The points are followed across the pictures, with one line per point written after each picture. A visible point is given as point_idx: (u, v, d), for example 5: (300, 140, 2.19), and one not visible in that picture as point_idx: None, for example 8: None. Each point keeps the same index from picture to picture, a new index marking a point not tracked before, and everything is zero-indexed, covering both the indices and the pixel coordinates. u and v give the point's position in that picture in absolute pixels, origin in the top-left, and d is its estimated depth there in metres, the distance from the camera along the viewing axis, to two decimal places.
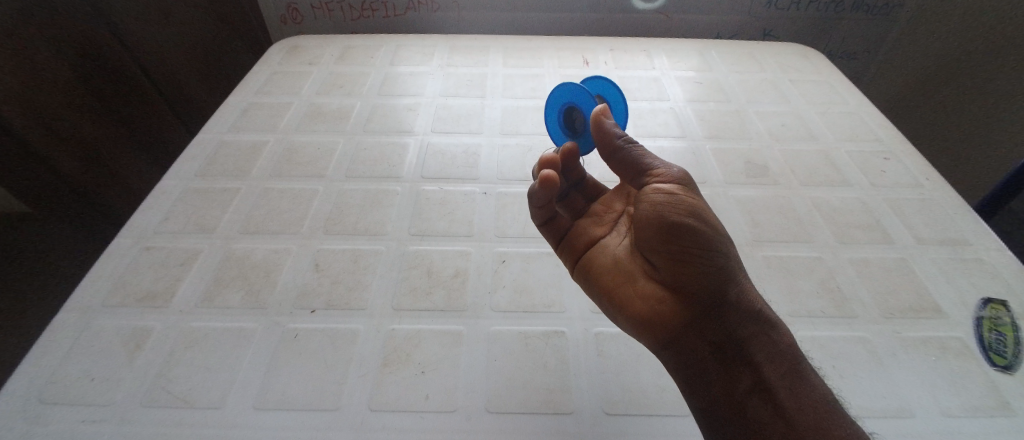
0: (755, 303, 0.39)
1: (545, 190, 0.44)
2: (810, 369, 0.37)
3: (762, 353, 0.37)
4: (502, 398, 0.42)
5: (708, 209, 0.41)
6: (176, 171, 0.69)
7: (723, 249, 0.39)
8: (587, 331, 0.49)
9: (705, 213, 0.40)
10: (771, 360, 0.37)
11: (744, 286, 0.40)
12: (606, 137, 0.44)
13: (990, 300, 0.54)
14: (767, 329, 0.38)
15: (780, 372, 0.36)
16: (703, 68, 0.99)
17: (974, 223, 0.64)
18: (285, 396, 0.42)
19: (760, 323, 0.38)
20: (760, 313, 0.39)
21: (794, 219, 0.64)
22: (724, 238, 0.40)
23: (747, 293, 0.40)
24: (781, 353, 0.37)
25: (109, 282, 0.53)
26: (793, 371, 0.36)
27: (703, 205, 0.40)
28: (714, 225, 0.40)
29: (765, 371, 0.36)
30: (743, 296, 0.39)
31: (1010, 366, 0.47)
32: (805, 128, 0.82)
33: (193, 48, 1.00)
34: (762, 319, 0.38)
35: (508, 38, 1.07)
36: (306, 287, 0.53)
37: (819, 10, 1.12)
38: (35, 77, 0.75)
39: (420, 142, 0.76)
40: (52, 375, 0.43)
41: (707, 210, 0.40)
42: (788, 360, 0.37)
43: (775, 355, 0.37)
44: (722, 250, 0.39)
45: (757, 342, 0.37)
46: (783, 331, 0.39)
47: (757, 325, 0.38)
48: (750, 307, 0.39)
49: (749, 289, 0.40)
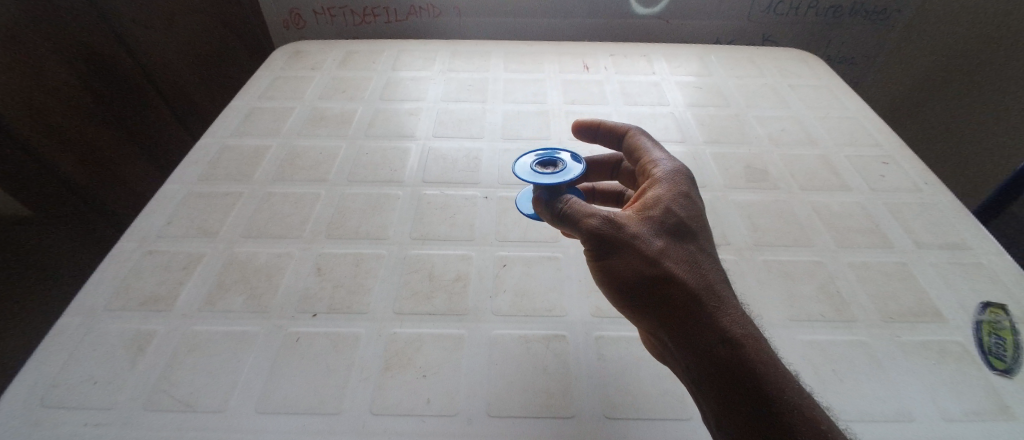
0: (727, 356, 0.31)
1: None
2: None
3: (743, 423, 0.30)
4: (503, 402, 0.42)
5: (634, 262, 0.34)
6: (180, 175, 0.70)
7: (663, 299, 0.33)
8: (588, 335, 0.49)
9: (631, 265, 0.34)
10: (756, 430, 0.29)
11: (707, 335, 0.32)
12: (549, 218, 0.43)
13: (989, 303, 0.54)
14: (751, 389, 0.30)
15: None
16: (703, 73, 0.99)
17: (974, 227, 0.64)
18: (286, 399, 0.42)
19: (737, 382, 0.30)
20: (733, 370, 0.30)
21: (794, 223, 0.65)
22: (660, 281, 0.33)
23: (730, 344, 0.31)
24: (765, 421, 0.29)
25: (112, 285, 0.53)
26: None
27: (625, 259, 0.35)
28: (642, 271, 0.34)
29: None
30: (707, 350, 0.31)
31: (1009, 370, 0.47)
32: (804, 132, 0.82)
33: (196, 53, 1.01)
34: (738, 377, 0.30)
35: (510, 43, 1.08)
36: (308, 291, 0.53)
37: (818, 16, 1.13)
38: (37, 81, 0.75)
39: (422, 147, 0.77)
40: (55, 378, 0.44)
41: (637, 259, 0.34)
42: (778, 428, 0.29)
43: (765, 425, 0.29)
44: (663, 302, 0.34)
45: (736, 409, 0.30)
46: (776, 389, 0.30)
47: (732, 387, 0.30)
48: (720, 364, 0.31)
49: (720, 332, 0.32)
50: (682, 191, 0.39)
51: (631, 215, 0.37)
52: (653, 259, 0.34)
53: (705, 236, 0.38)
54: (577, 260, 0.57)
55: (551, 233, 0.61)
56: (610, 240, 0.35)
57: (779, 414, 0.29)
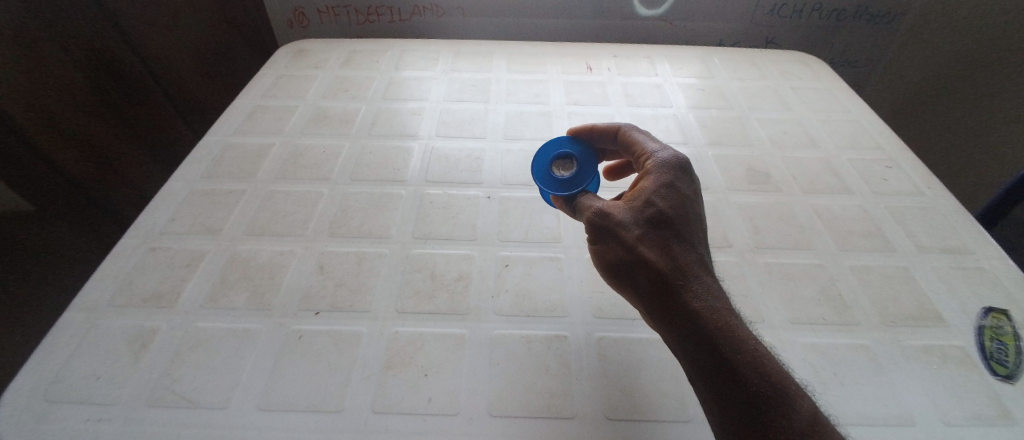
0: (693, 334, 0.34)
1: None
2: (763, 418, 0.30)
3: (709, 390, 0.33)
4: (503, 402, 0.42)
5: (614, 248, 0.38)
6: (183, 173, 0.70)
7: (638, 282, 0.37)
8: (589, 335, 0.49)
9: (612, 252, 0.38)
10: (719, 396, 0.33)
11: (678, 314, 0.35)
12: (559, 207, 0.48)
13: (991, 308, 0.54)
14: (714, 362, 0.33)
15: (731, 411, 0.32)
16: (706, 75, 0.99)
17: (976, 232, 0.64)
18: (288, 397, 0.42)
19: (702, 355, 0.33)
20: (699, 346, 0.33)
21: (796, 226, 0.65)
22: (636, 267, 0.37)
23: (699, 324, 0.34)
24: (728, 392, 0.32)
25: (115, 282, 0.54)
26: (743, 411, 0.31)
27: (607, 246, 0.38)
28: (621, 257, 0.37)
29: (715, 408, 0.33)
30: (678, 326, 0.35)
31: (1011, 375, 0.47)
32: (806, 135, 0.82)
33: (199, 51, 1.01)
34: (703, 351, 0.33)
35: (513, 44, 1.08)
36: (310, 290, 0.53)
37: (821, 19, 1.13)
38: (41, 78, 0.75)
39: (424, 146, 0.77)
40: (58, 374, 0.44)
41: (617, 246, 0.38)
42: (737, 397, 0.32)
43: (727, 394, 0.32)
44: (639, 285, 0.37)
45: (703, 377, 0.33)
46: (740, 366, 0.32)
47: (699, 360, 0.34)
48: (689, 340, 0.34)
49: (689, 312, 0.34)
50: (666, 182, 0.40)
51: (618, 204, 0.40)
52: (630, 245, 0.37)
53: (688, 222, 0.38)
54: (579, 261, 0.58)
55: (553, 234, 0.61)
56: (596, 229, 0.39)
57: (741, 386, 0.32)
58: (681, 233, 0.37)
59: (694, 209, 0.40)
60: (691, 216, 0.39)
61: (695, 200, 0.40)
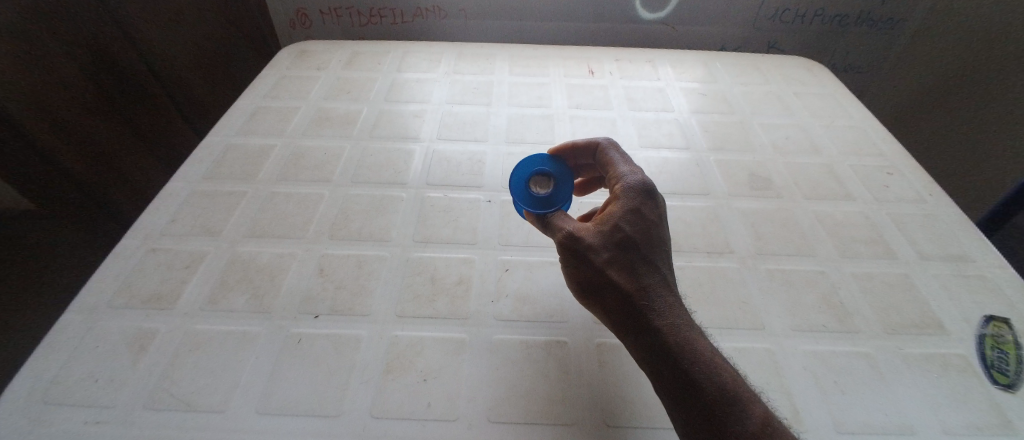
0: (659, 354, 0.35)
1: None
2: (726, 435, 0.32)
3: (674, 405, 0.34)
4: (503, 408, 0.42)
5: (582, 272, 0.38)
6: (184, 173, 0.70)
7: (607, 304, 0.37)
8: (589, 341, 0.49)
9: (580, 275, 0.38)
10: (683, 413, 0.34)
11: (645, 334, 0.35)
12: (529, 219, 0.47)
13: (992, 317, 0.54)
14: (679, 381, 0.34)
15: (694, 429, 0.33)
16: (708, 80, 0.99)
17: (977, 239, 0.64)
18: (287, 400, 0.42)
19: (668, 374, 0.34)
20: (664, 366, 0.34)
21: (797, 232, 0.65)
22: (605, 290, 0.37)
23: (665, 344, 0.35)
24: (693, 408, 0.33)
25: (115, 283, 0.54)
26: (705, 429, 0.32)
27: (575, 269, 0.38)
28: (590, 280, 0.38)
29: (679, 424, 0.34)
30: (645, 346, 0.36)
31: (1011, 384, 0.47)
32: (808, 141, 0.82)
33: (202, 52, 1.02)
34: (670, 369, 0.34)
35: (515, 46, 1.08)
36: (310, 292, 0.53)
37: (824, 24, 1.13)
38: (42, 75, 0.75)
39: (426, 149, 0.77)
40: (57, 375, 0.44)
41: (585, 270, 0.38)
42: (700, 415, 0.33)
43: (691, 411, 0.33)
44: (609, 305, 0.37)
45: (669, 394, 0.35)
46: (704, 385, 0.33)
47: (665, 377, 0.35)
48: (655, 359, 0.35)
49: (655, 333, 0.35)
50: (635, 204, 0.39)
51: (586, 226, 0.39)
52: (598, 268, 0.37)
53: (654, 244, 0.38)
54: None
55: (553, 238, 0.61)
56: (563, 252, 0.39)
57: (704, 405, 0.32)
58: (647, 255, 0.37)
59: (662, 228, 0.40)
60: (658, 236, 0.39)
61: (662, 220, 0.40)
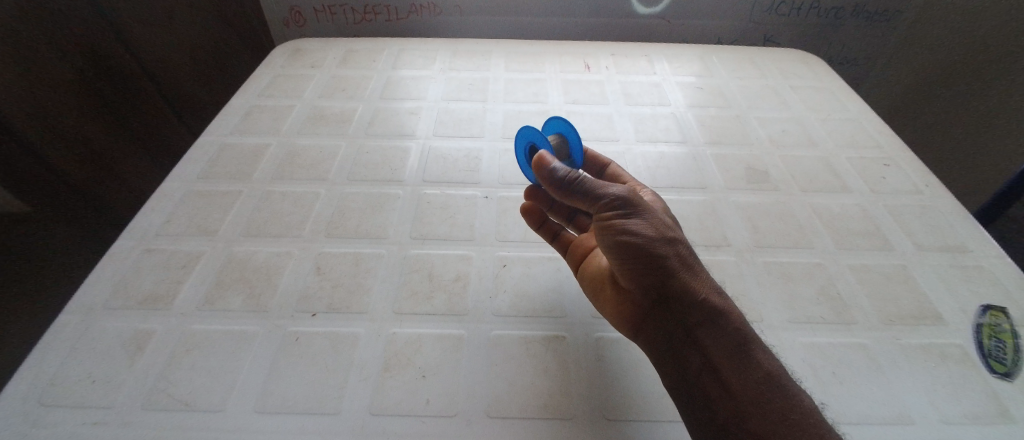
0: (721, 307, 0.37)
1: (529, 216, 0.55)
2: (782, 381, 0.35)
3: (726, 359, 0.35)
4: (503, 403, 0.42)
5: (655, 223, 0.38)
6: (179, 173, 0.70)
7: (679, 257, 0.37)
8: (588, 336, 0.49)
9: (655, 225, 0.37)
10: (741, 368, 0.35)
11: (709, 289, 0.37)
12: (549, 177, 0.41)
13: (990, 307, 0.54)
14: (737, 336, 0.36)
15: (752, 383, 0.34)
16: (705, 74, 0.99)
17: (974, 230, 0.64)
18: (286, 399, 0.42)
19: (727, 328, 0.36)
20: (725, 320, 0.36)
21: (795, 225, 0.65)
22: (675, 243, 0.37)
23: (723, 300, 0.38)
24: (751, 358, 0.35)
25: (112, 283, 0.53)
26: (766, 377, 0.34)
27: (648, 221, 0.37)
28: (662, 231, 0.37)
29: (731, 382, 0.34)
30: (707, 302, 0.36)
31: (1009, 373, 0.47)
32: (805, 134, 0.82)
33: (197, 52, 1.01)
34: (730, 321, 0.36)
35: (511, 43, 1.07)
36: (307, 290, 0.53)
37: (820, 16, 1.13)
38: (37, 78, 0.75)
39: (422, 146, 0.77)
40: (53, 378, 0.43)
41: (658, 222, 0.38)
42: (758, 365, 0.35)
43: (746, 365, 0.35)
44: (679, 257, 0.37)
45: (723, 353, 0.35)
46: (752, 340, 0.37)
47: (721, 331, 0.36)
48: (718, 313, 0.36)
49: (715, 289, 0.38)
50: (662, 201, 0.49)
51: None
52: (668, 225, 0.39)
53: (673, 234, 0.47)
54: None
55: None
56: (635, 206, 0.38)
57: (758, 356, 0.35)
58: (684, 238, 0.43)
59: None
60: None
61: None
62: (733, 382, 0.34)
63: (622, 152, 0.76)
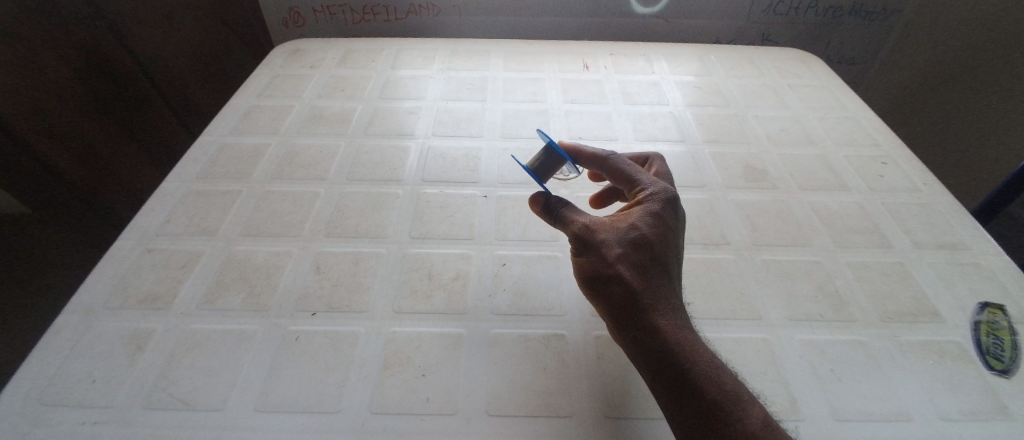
0: (659, 345, 0.35)
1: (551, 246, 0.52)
2: (716, 433, 0.31)
3: (665, 396, 0.35)
4: (503, 402, 0.42)
5: (593, 259, 0.40)
6: (179, 173, 0.70)
7: (610, 295, 0.39)
8: (588, 334, 0.49)
9: (590, 263, 0.40)
10: (677, 406, 0.34)
11: (646, 326, 0.36)
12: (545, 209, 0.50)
13: (988, 304, 0.54)
14: (674, 375, 0.34)
15: (683, 424, 0.33)
16: (703, 73, 0.99)
17: (972, 228, 0.64)
18: (285, 398, 0.42)
19: (663, 367, 0.35)
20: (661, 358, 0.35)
21: (794, 223, 0.65)
22: (610, 281, 0.39)
23: (665, 339, 0.35)
24: (685, 402, 0.33)
25: (111, 283, 0.53)
26: (698, 421, 0.32)
27: (587, 259, 0.41)
28: (599, 270, 0.40)
29: (672, 416, 0.34)
30: (641, 339, 0.36)
31: (1007, 370, 0.47)
32: (803, 133, 0.82)
33: (195, 53, 1.01)
34: (666, 361, 0.35)
35: (510, 42, 1.07)
36: (307, 290, 0.53)
37: (818, 16, 1.13)
38: (36, 80, 0.75)
39: (421, 146, 0.77)
40: (53, 377, 0.43)
41: (596, 260, 0.40)
42: (693, 406, 0.33)
43: (683, 405, 0.33)
44: (614, 294, 0.38)
45: (662, 390, 0.35)
46: (702, 384, 0.33)
47: (658, 370, 0.35)
48: (652, 350, 0.35)
49: (652, 326, 0.36)
50: (655, 208, 0.42)
51: (606, 222, 0.42)
52: (607, 260, 0.39)
53: (667, 248, 0.40)
54: None
55: (551, 232, 0.61)
56: (580, 244, 0.42)
57: (695, 398, 0.33)
58: (658, 259, 0.39)
59: (675, 243, 0.42)
60: (672, 239, 0.41)
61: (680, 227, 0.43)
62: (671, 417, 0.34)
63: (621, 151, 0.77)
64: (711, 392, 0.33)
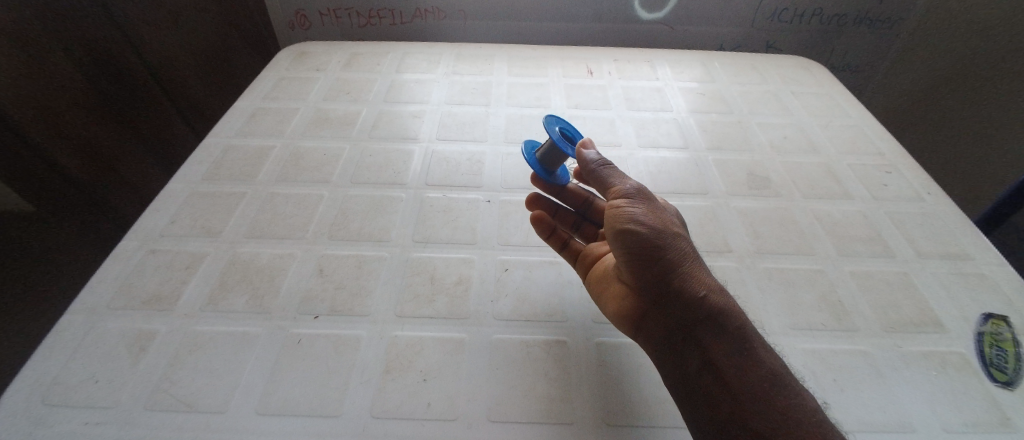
0: (721, 305, 0.37)
1: (539, 226, 0.54)
2: (789, 390, 0.33)
3: (729, 359, 0.35)
4: (504, 407, 0.42)
5: (659, 216, 0.40)
6: (184, 174, 0.70)
7: (678, 251, 0.38)
8: (588, 339, 0.49)
9: (656, 217, 0.39)
10: (740, 367, 0.34)
11: (710, 286, 0.37)
12: (582, 163, 0.47)
13: (991, 314, 0.54)
14: (739, 339, 0.36)
15: (754, 387, 0.33)
16: (706, 79, 0.99)
17: (976, 238, 0.64)
18: (286, 401, 0.42)
19: (728, 330, 0.36)
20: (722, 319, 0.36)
21: (796, 231, 0.65)
22: (677, 238, 0.39)
23: (728, 303, 0.37)
24: (756, 364, 0.34)
25: (115, 284, 0.54)
26: (765, 378, 0.34)
27: (652, 214, 0.40)
28: (664, 224, 0.39)
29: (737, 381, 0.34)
30: (709, 300, 0.36)
31: (1010, 382, 0.47)
32: (806, 140, 0.83)
33: (202, 53, 1.02)
34: (732, 323, 0.36)
35: (514, 47, 1.08)
36: (309, 292, 0.53)
37: (822, 23, 1.13)
38: (41, 78, 0.75)
39: (425, 149, 0.77)
40: (56, 377, 0.44)
41: (662, 218, 0.40)
42: (758, 364, 0.35)
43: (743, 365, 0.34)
44: (682, 253, 0.38)
45: (726, 355, 0.35)
46: (760, 349, 0.36)
47: (723, 332, 0.36)
48: (720, 311, 0.36)
49: (717, 291, 0.38)
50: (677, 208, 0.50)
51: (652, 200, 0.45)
52: (671, 223, 0.40)
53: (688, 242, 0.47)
54: None
55: None
56: (641, 200, 0.41)
57: (758, 363, 0.35)
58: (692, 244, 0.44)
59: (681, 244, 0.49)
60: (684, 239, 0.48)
61: None
62: (732, 379, 0.34)
63: (624, 157, 0.77)
64: (768, 355, 0.36)
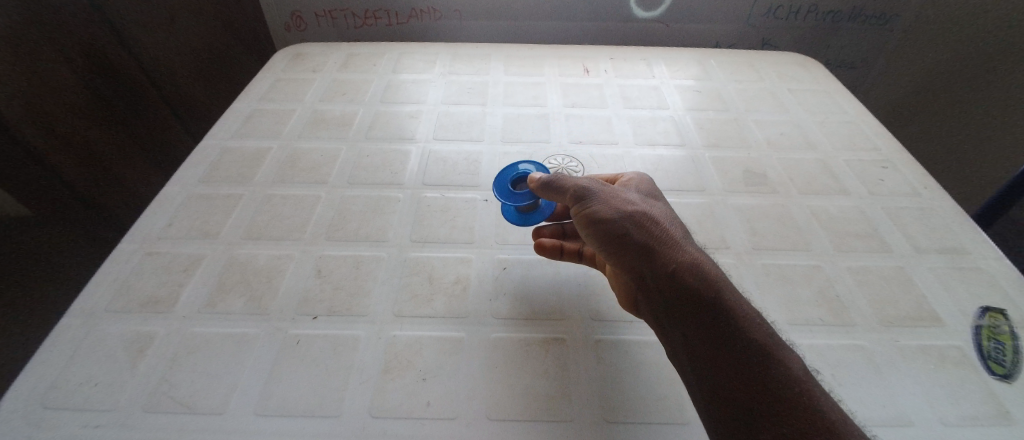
0: (703, 289, 0.37)
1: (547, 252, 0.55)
2: (767, 355, 0.33)
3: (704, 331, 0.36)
4: (503, 406, 0.42)
5: (614, 206, 0.42)
6: (181, 177, 0.70)
7: (640, 234, 0.40)
8: (587, 337, 0.49)
9: (610, 208, 0.42)
10: (717, 337, 0.35)
11: (679, 262, 0.38)
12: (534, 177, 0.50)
13: (988, 308, 0.54)
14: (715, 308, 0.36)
15: (733, 356, 0.34)
16: (703, 77, 1.00)
17: (973, 232, 0.64)
18: (285, 402, 0.42)
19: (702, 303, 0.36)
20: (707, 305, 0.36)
21: (793, 227, 0.65)
22: (637, 222, 0.41)
23: (701, 275, 0.38)
24: (731, 332, 0.35)
25: (113, 287, 0.53)
26: (743, 345, 0.34)
27: (605, 207, 0.42)
28: (623, 214, 0.41)
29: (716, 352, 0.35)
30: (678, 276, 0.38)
31: (1008, 375, 0.47)
32: (803, 137, 0.83)
33: (197, 57, 1.02)
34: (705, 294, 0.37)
35: (510, 46, 1.08)
36: (308, 293, 0.53)
37: (818, 20, 1.13)
38: (38, 83, 0.75)
39: (422, 150, 0.77)
40: (55, 379, 0.44)
41: (617, 207, 0.42)
42: (736, 332, 0.35)
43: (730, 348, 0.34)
44: (643, 235, 0.40)
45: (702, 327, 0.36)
46: (741, 314, 0.36)
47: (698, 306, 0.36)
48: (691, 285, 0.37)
49: (686, 263, 0.38)
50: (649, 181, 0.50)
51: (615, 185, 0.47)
52: (628, 207, 0.42)
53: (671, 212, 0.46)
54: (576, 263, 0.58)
55: None
56: (595, 194, 0.43)
57: (737, 329, 0.35)
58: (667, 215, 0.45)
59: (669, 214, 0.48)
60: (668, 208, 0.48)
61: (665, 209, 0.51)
62: (719, 365, 0.34)
63: (621, 155, 0.77)
64: (752, 322, 0.36)
